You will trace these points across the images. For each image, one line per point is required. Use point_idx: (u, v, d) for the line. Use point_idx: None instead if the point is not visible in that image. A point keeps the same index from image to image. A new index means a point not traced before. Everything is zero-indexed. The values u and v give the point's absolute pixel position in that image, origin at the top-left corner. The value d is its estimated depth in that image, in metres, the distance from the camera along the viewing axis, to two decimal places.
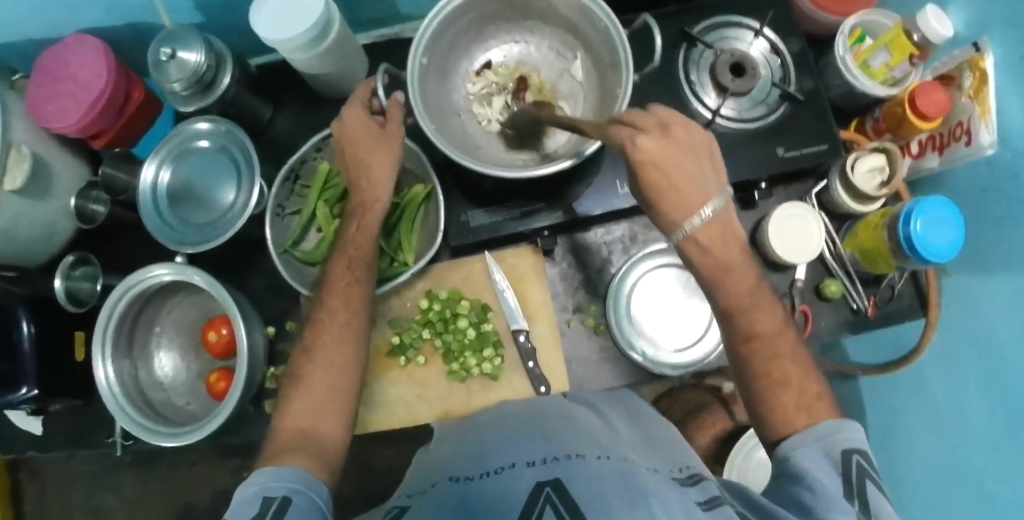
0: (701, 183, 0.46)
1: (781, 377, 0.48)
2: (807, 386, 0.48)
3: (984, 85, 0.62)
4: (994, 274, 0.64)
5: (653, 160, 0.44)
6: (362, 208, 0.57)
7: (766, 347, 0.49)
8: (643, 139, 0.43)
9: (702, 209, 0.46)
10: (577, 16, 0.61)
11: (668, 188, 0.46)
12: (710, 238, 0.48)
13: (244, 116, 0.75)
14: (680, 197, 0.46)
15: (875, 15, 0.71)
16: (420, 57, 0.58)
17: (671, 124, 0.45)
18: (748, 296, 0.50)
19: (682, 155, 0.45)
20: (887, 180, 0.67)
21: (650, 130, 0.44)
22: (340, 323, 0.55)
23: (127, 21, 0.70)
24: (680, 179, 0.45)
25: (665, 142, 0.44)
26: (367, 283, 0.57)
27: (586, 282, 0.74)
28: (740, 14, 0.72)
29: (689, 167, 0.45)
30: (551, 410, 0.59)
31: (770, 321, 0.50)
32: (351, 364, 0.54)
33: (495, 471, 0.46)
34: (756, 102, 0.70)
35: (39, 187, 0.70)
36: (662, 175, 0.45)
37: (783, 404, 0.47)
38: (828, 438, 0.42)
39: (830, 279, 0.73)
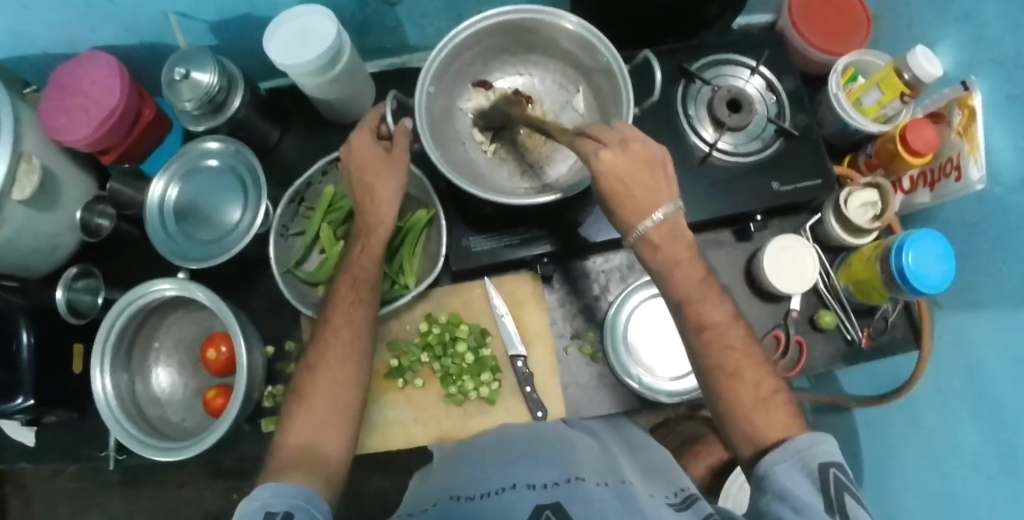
0: (659, 195, 0.49)
1: (734, 369, 0.48)
2: (760, 379, 0.48)
3: (973, 122, 0.63)
4: (986, 305, 0.65)
5: (615, 171, 0.47)
6: (365, 231, 0.58)
7: (718, 336, 0.49)
8: (605, 154, 0.47)
9: (652, 214, 0.49)
10: (580, 51, 0.63)
11: (626, 195, 0.48)
12: (660, 236, 0.50)
13: (252, 137, 0.77)
14: (639, 205, 0.49)
15: (867, 55, 0.73)
16: (427, 86, 0.60)
17: (632, 141, 0.48)
18: (697, 288, 0.51)
19: (641, 170, 0.48)
20: (880, 213, 0.69)
21: (613, 145, 0.48)
22: (343, 342, 0.55)
23: (144, 42, 0.72)
24: (642, 191, 0.48)
25: (627, 155, 0.48)
26: (370, 304, 0.58)
27: (584, 308, 0.75)
28: (736, 53, 0.74)
29: (650, 180, 0.48)
30: (550, 434, 0.59)
31: (718, 311, 0.50)
32: (352, 383, 0.54)
33: (495, 492, 0.47)
34: (752, 137, 0.72)
35: (46, 198, 0.71)
36: (622, 188, 0.48)
37: (739, 397, 0.47)
38: (804, 452, 0.42)
39: (824, 311, 0.74)
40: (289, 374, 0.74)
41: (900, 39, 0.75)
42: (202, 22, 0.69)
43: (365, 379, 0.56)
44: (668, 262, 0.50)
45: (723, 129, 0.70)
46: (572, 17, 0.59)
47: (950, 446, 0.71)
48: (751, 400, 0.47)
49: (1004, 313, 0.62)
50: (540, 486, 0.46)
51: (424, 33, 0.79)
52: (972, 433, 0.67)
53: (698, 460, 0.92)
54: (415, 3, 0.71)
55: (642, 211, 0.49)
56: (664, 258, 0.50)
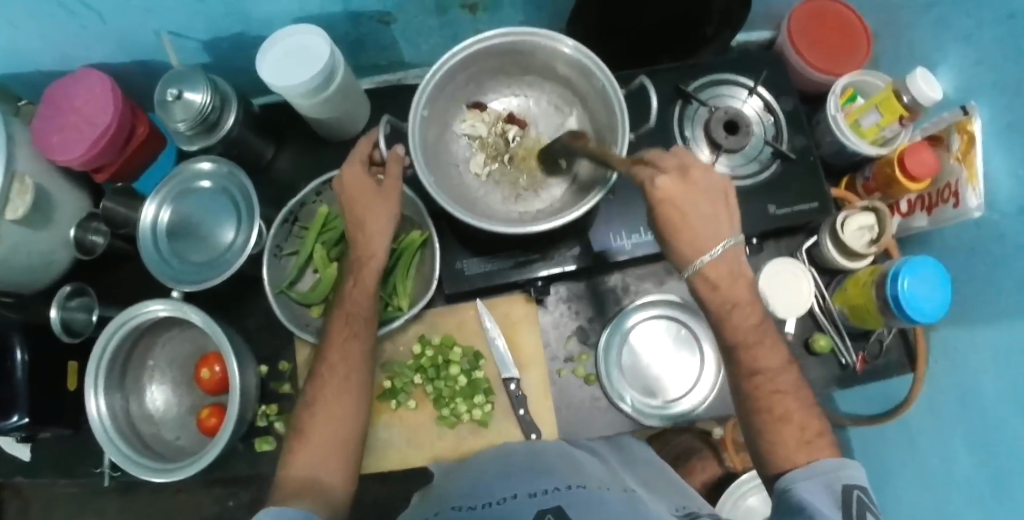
0: (717, 227, 0.49)
1: (783, 413, 0.50)
2: (806, 421, 0.49)
3: (972, 147, 0.62)
4: (982, 329, 0.65)
5: (671, 199, 0.46)
6: (357, 264, 0.57)
7: (770, 382, 0.51)
8: (663, 180, 0.46)
9: (713, 248, 0.48)
10: (576, 75, 0.63)
11: (681, 225, 0.48)
12: (717, 274, 0.50)
13: (245, 155, 0.77)
14: (696, 237, 0.48)
15: (866, 76, 0.73)
16: (421, 110, 0.60)
17: (691, 170, 0.47)
18: (754, 331, 0.51)
19: (699, 200, 0.47)
20: (876, 238, 0.69)
21: (671, 172, 0.47)
22: (338, 378, 0.55)
23: (137, 59, 0.72)
24: (701, 224, 0.48)
25: (686, 184, 0.47)
26: (365, 338, 0.57)
27: (578, 330, 0.75)
28: (734, 73, 0.74)
29: (707, 211, 0.48)
30: (550, 452, 0.60)
31: (773, 356, 0.51)
32: (350, 415, 0.54)
33: (496, 501, 0.50)
34: (749, 158, 0.72)
35: (40, 217, 0.71)
36: (677, 214, 0.47)
37: (786, 440, 0.48)
38: (830, 474, 0.45)
39: (819, 334, 0.73)
40: (283, 393, 0.74)
41: (900, 60, 0.74)
42: (196, 40, 0.68)
43: (364, 409, 0.56)
44: (725, 305, 0.51)
45: (720, 151, 0.69)
46: (569, 41, 0.59)
47: (943, 467, 0.71)
48: (795, 442, 0.48)
49: (1003, 341, 0.61)
50: (539, 495, 0.49)
51: (420, 50, 0.78)
52: (967, 459, 0.67)
53: (691, 475, 0.92)
54: (410, 21, 0.70)
55: (701, 247, 0.49)
56: (721, 300, 0.51)
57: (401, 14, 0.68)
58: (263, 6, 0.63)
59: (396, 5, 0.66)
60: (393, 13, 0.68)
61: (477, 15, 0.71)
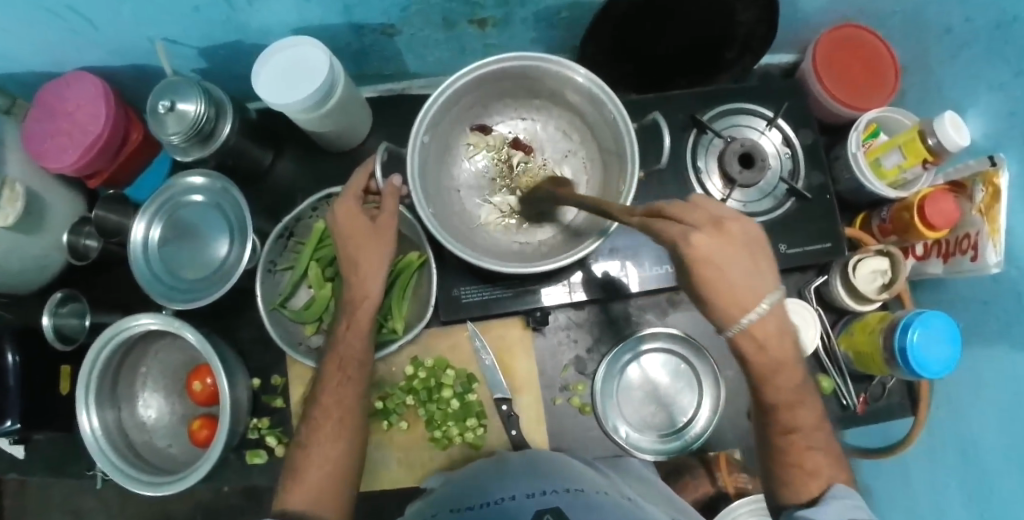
0: (758, 285, 0.41)
1: (813, 467, 0.48)
2: (833, 476, 0.48)
3: (996, 202, 0.59)
4: (986, 382, 0.64)
5: (710, 259, 0.38)
6: (351, 306, 0.56)
7: (804, 439, 0.49)
8: (698, 237, 0.38)
9: (755, 306, 0.41)
10: (587, 104, 0.60)
11: (715, 282, 0.39)
12: (763, 333, 0.42)
13: (243, 164, 0.75)
14: (734, 293, 0.40)
15: (891, 112, 0.69)
16: (422, 136, 0.57)
17: (723, 220, 0.40)
18: (794, 392, 0.47)
19: (738, 254, 0.39)
20: (888, 282, 0.67)
21: (704, 226, 0.39)
22: (333, 421, 0.55)
23: (131, 62, 0.69)
24: (741, 281, 0.40)
25: (724, 237, 0.39)
26: (360, 381, 0.56)
27: (576, 359, 0.73)
28: (753, 102, 0.70)
29: (747, 266, 0.40)
30: (544, 457, 0.62)
31: (809, 414, 0.48)
32: (344, 456, 0.54)
33: (495, 501, 0.52)
34: (763, 194, 0.69)
35: (32, 221, 0.70)
36: (717, 275, 0.39)
37: (812, 491, 0.48)
38: (839, 500, 0.45)
39: (822, 375, 0.72)
40: (275, 407, 0.73)
41: (930, 97, 0.71)
42: (191, 47, 0.65)
43: (358, 447, 0.56)
44: (772, 365, 0.44)
45: (734, 187, 0.66)
46: (582, 71, 0.56)
47: (931, 510, 0.70)
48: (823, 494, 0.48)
49: (1007, 400, 0.60)
50: (538, 495, 0.51)
51: (426, 61, 0.75)
52: (959, 510, 0.66)
53: None
54: (415, 34, 0.67)
55: (739, 302, 0.40)
56: (768, 360, 0.44)
57: (406, 27, 0.65)
58: (260, 16, 0.60)
59: (400, 18, 0.63)
60: (397, 26, 0.64)
61: (486, 30, 0.68)
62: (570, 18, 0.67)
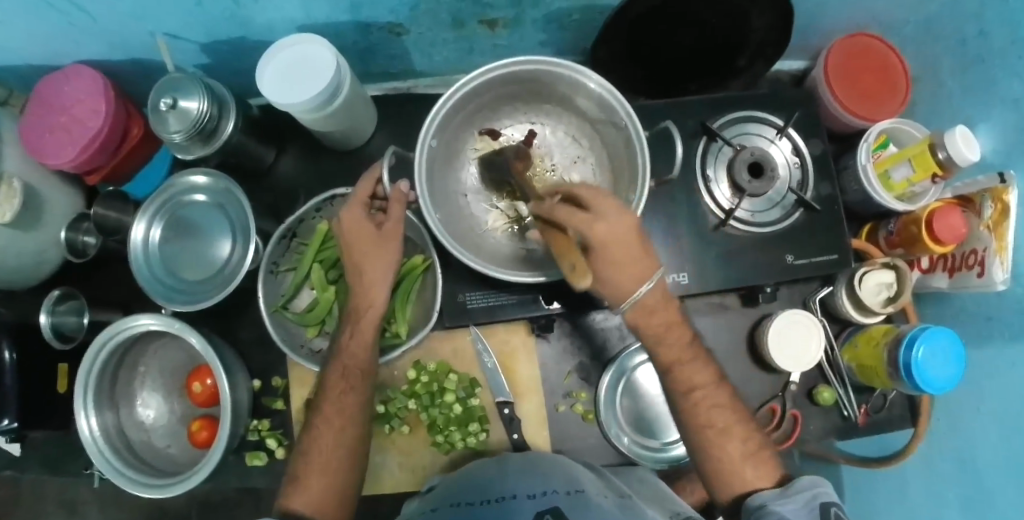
0: (645, 271, 0.45)
1: (724, 426, 0.50)
2: (746, 432, 0.51)
3: (1005, 218, 0.59)
4: (987, 396, 0.64)
5: (612, 242, 0.42)
6: (355, 313, 0.55)
7: (708, 397, 0.51)
8: (599, 225, 0.42)
9: (643, 284, 0.45)
10: (598, 110, 0.59)
11: (615, 262, 0.43)
12: (654, 302, 0.47)
13: (244, 162, 0.74)
14: (627, 275, 0.44)
15: (906, 126, 0.69)
16: (429, 140, 0.56)
17: (623, 210, 0.44)
18: (686, 349, 0.50)
19: (633, 241, 0.43)
20: (894, 296, 0.67)
21: (605, 213, 0.43)
22: (334, 430, 0.54)
23: (131, 57, 0.67)
24: (636, 264, 0.44)
25: (624, 224, 0.43)
26: (362, 391, 0.55)
27: (579, 366, 0.73)
28: (763, 110, 0.70)
29: (641, 253, 0.44)
30: (548, 459, 0.61)
31: (704, 371, 0.51)
32: (344, 466, 0.53)
33: (496, 500, 0.52)
34: (772, 204, 0.68)
35: (29, 217, 0.69)
36: (612, 257, 0.43)
37: (727, 453, 0.49)
38: (808, 492, 0.45)
39: (824, 386, 0.72)
40: (275, 409, 0.72)
41: (939, 108, 0.71)
42: (193, 43, 0.64)
43: (360, 453, 0.55)
44: (662, 328, 0.49)
45: (742, 196, 0.66)
46: (595, 77, 0.55)
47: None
48: (739, 454, 0.49)
49: (1009, 411, 0.60)
50: (538, 496, 0.51)
51: (433, 61, 0.74)
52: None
53: None
54: (424, 33, 0.66)
55: (635, 279, 0.45)
56: (656, 325, 0.48)
57: (415, 27, 0.64)
58: (264, 12, 0.58)
59: (409, 18, 0.61)
60: (405, 26, 0.63)
61: (495, 31, 0.67)
62: (581, 21, 0.66)
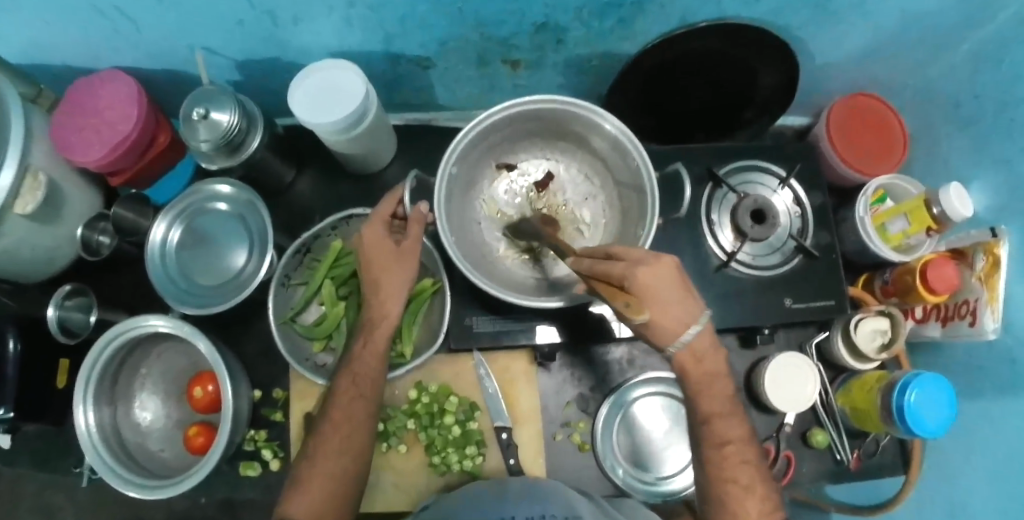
0: (689, 315, 0.46)
1: (748, 483, 0.51)
2: (767, 493, 0.51)
3: (996, 271, 0.61)
4: (981, 447, 0.66)
5: (656, 287, 0.44)
6: (370, 325, 0.57)
7: (738, 452, 0.51)
8: (642, 270, 0.44)
9: (691, 326, 0.47)
10: (612, 150, 0.62)
11: (660, 305, 0.45)
12: (700, 345, 0.49)
13: (265, 178, 0.76)
14: (673, 318, 0.46)
15: (898, 181, 0.73)
16: (450, 167, 0.59)
17: (660, 254, 0.46)
18: (727, 403, 0.51)
19: (675, 284, 0.45)
20: (888, 343, 0.69)
21: (646, 260, 0.45)
22: (340, 437, 0.54)
23: (167, 68, 0.70)
24: (679, 302, 0.46)
25: (663, 266, 0.45)
26: (371, 400, 0.56)
27: (579, 396, 0.74)
28: (767, 160, 0.73)
29: (683, 296, 0.46)
30: (544, 487, 0.60)
31: (739, 428, 0.51)
32: (347, 475, 0.54)
33: None
34: (772, 249, 0.71)
35: (50, 212, 0.70)
36: (659, 301, 0.44)
37: (747, 510, 0.50)
38: None
39: (818, 429, 0.72)
40: (273, 421, 0.73)
41: (936, 169, 0.75)
42: (228, 58, 0.67)
43: (364, 465, 0.56)
44: (705, 377, 0.50)
45: (745, 240, 0.68)
46: (612, 120, 0.58)
47: None
48: (757, 513, 0.50)
49: (1000, 464, 0.63)
50: None
51: (455, 96, 0.77)
52: None
53: None
54: (449, 68, 0.69)
55: (680, 321, 0.46)
56: (703, 371, 0.50)
57: (441, 61, 0.67)
58: (302, 37, 0.62)
59: (437, 52, 0.65)
60: (433, 59, 0.67)
61: (518, 71, 0.70)
62: (599, 67, 0.70)
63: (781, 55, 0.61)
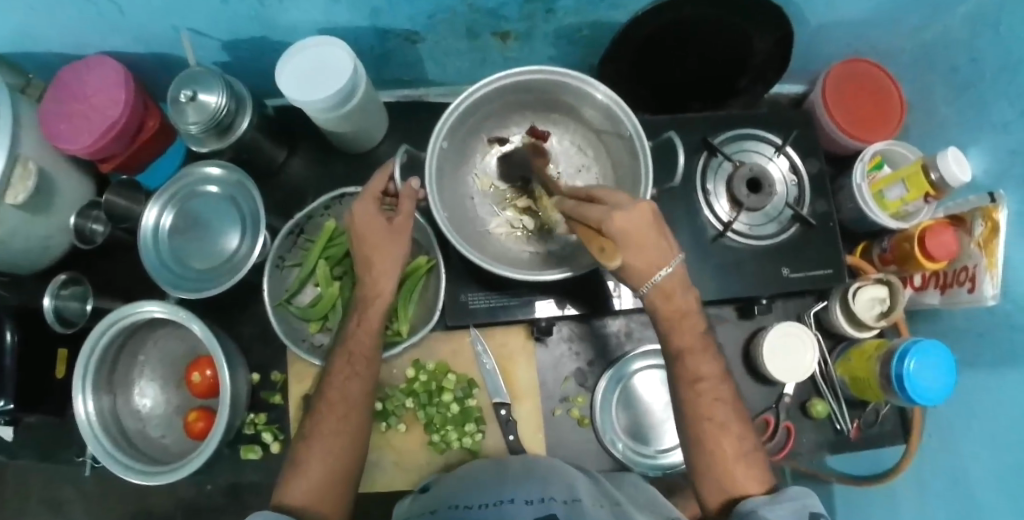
0: (663, 257, 0.47)
1: (723, 421, 0.51)
2: (743, 433, 0.51)
3: (994, 236, 0.61)
4: (980, 413, 0.66)
5: (630, 233, 0.44)
6: (363, 303, 0.57)
7: (711, 389, 0.51)
8: (617, 215, 0.43)
9: (663, 268, 0.47)
10: (605, 120, 0.61)
11: (635, 249, 0.45)
12: (672, 285, 0.49)
13: (257, 159, 0.75)
14: (647, 261, 0.46)
15: (897, 147, 0.72)
16: (440, 142, 0.58)
17: (637, 198, 0.45)
18: (699, 340, 0.52)
19: (651, 227, 0.45)
20: (887, 311, 0.69)
21: (622, 205, 0.44)
22: (337, 417, 0.54)
23: (153, 51, 0.69)
24: (652, 245, 0.45)
25: (640, 213, 0.44)
26: (367, 378, 0.56)
27: (577, 371, 0.74)
28: (762, 128, 0.72)
29: (658, 237, 0.45)
30: (541, 464, 0.60)
31: (711, 364, 0.52)
32: (345, 457, 0.53)
33: (494, 504, 0.51)
34: (768, 218, 0.70)
35: (41, 203, 0.70)
36: (632, 245, 0.44)
37: (723, 449, 0.50)
38: (791, 501, 0.44)
39: (817, 399, 0.73)
40: (272, 404, 0.73)
41: (934, 133, 0.74)
42: (215, 40, 0.66)
43: (362, 445, 0.55)
44: (676, 313, 0.51)
45: (741, 209, 0.68)
46: (603, 88, 0.57)
47: None
48: (733, 452, 0.50)
49: (997, 431, 0.62)
50: (536, 502, 0.51)
51: (446, 71, 0.76)
52: None
53: None
54: (438, 42, 0.68)
55: (653, 263, 0.46)
56: (674, 308, 0.50)
57: (431, 35, 0.66)
58: (288, 15, 0.61)
59: (425, 26, 0.64)
60: (422, 34, 0.66)
61: (508, 43, 0.69)
62: (591, 37, 0.69)
63: (775, 21, 0.60)
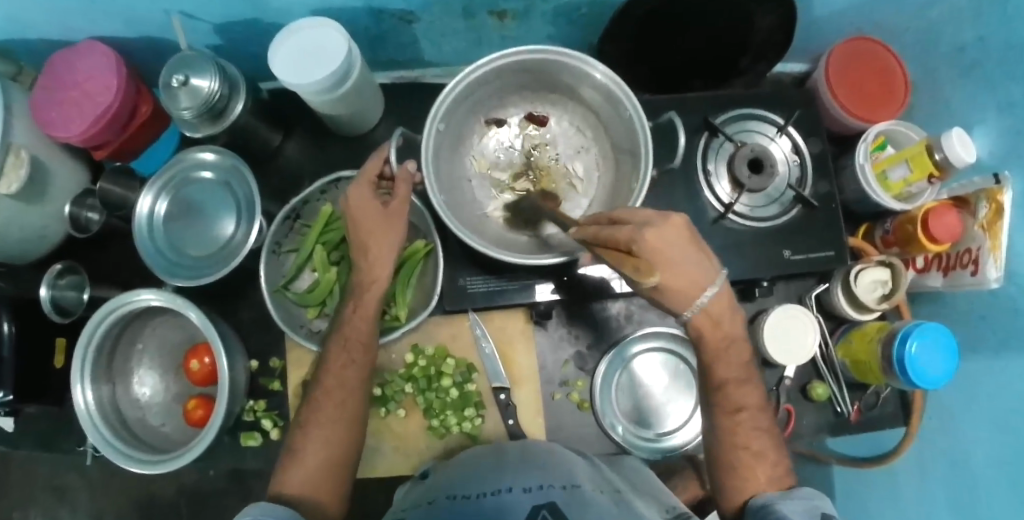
0: (704, 278, 0.43)
1: (759, 449, 0.50)
2: (777, 459, 0.50)
3: (998, 218, 0.60)
4: (981, 395, 0.65)
5: (665, 251, 0.40)
6: (359, 289, 0.56)
7: (751, 420, 0.50)
8: (650, 232, 0.39)
9: (706, 289, 0.43)
10: (604, 102, 0.60)
11: (671, 268, 0.40)
12: (718, 309, 0.46)
13: (251, 143, 0.74)
14: (689, 282, 0.42)
15: (901, 127, 0.71)
16: (437, 124, 0.57)
17: (669, 212, 0.41)
18: (743, 369, 0.50)
19: (685, 242, 0.41)
20: (888, 293, 0.68)
21: (653, 221, 0.40)
22: (335, 404, 0.54)
23: (143, 35, 0.68)
24: (692, 263, 0.41)
25: (672, 227, 0.40)
26: (363, 365, 0.56)
27: (577, 355, 0.74)
28: (764, 109, 0.71)
29: (695, 252, 0.41)
30: (540, 452, 0.60)
31: (756, 395, 0.51)
32: (342, 443, 0.53)
33: (491, 492, 0.51)
34: (770, 200, 0.70)
35: (35, 191, 0.69)
36: (669, 265, 0.40)
37: (757, 476, 0.49)
38: (802, 500, 0.45)
39: (818, 382, 0.72)
40: (271, 390, 0.73)
41: (938, 111, 0.73)
42: (206, 23, 0.65)
43: (359, 432, 0.55)
44: (723, 342, 0.48)
45: (742, 190, 0.67)
46: (601, 68, 0.56)
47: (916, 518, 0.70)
48: (767, 479, 0.49)
49: (998, 413, 0.62)
50: (534, 490, 0.50)
51: (442, 51, 0.75)
52: None
53: None
54: (434, 22, 0.67)
55: (694, 283, 0.42)
56: (722, 336, 0.48)
57: (425, 16, 0.65)
58: None
59: (420, 6, 0.62)
60: (416, 14, 0.64)
61: (504, 22, 0.68)
62: (589, 15, 0.68)
63: None
